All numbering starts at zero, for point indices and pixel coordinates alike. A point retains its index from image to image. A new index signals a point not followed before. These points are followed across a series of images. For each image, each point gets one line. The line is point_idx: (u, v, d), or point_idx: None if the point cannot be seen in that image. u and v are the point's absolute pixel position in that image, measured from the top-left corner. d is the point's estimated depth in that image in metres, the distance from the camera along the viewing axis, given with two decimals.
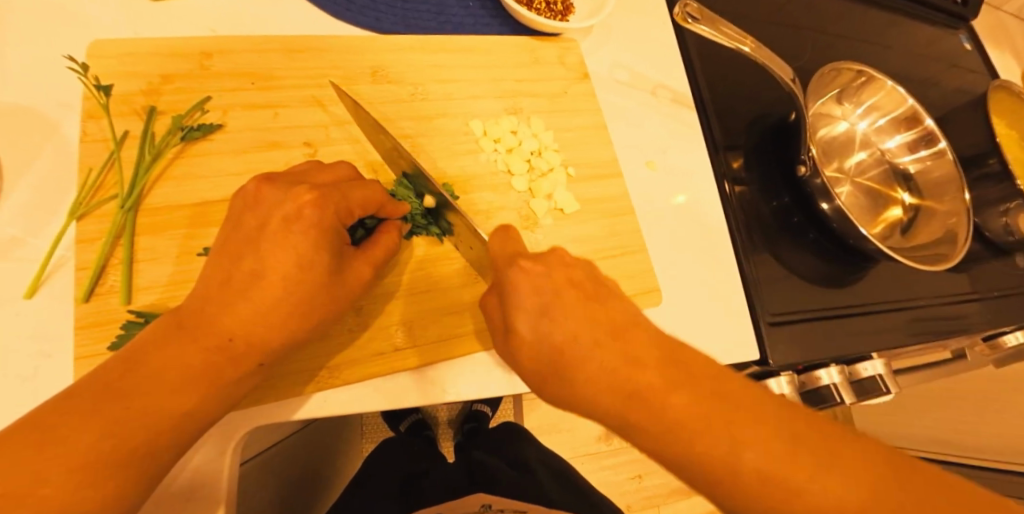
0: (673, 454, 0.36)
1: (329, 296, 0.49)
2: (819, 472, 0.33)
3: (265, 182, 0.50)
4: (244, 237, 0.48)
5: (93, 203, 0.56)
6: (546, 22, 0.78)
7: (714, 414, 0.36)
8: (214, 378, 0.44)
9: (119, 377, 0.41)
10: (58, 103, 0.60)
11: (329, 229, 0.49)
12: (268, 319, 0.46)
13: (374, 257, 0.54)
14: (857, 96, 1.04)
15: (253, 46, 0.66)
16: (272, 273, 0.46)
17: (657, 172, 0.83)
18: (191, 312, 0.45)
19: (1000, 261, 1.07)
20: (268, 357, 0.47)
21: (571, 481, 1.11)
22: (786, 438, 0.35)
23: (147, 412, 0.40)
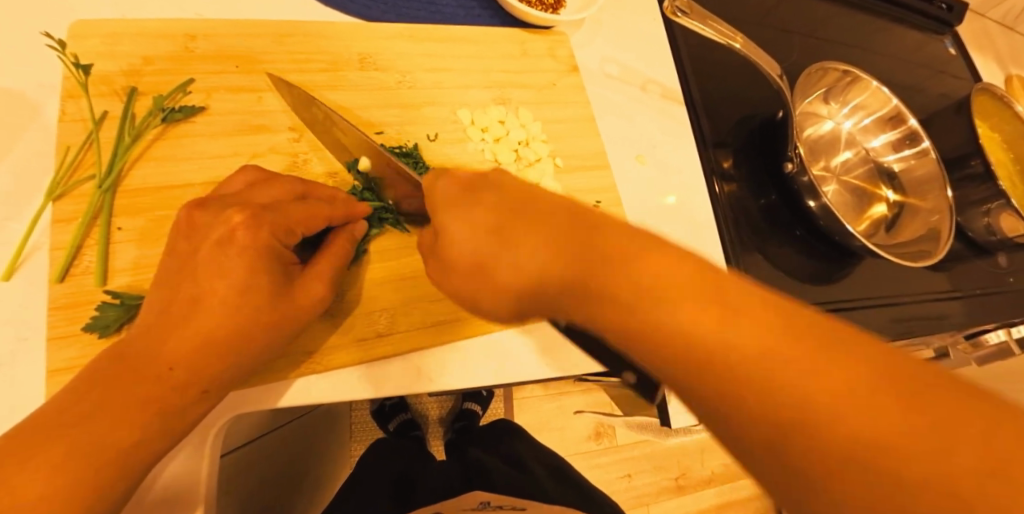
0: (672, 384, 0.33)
1: (272, 316, 0.48)
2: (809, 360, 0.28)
3: (197, 208, 0.50)
4: (179, 264, 0.47)
5: (71, 183, 0.55)
6: (536, 14, 0.78)
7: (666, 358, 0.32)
8: (157, 407, 0.44)
9: (63, 411, 0.41)
10: (37, 84, 0.59)
11: (265, 250, 0.48)
12: (209, 345, 0.45)
13: (323, 271, 0.53)
14: (843, 96, 1.05)
15: (239, 30, 0.66)
16: (208, 298, 0.46)
17: (646, 166, 0.83)
18: (132, 344, 0.45)
19: (981, 260, 1.09)
20: (215, 384, 0.47)
21: (568, 476, 1.11)
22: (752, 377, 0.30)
23: (92, 446, 0.41)
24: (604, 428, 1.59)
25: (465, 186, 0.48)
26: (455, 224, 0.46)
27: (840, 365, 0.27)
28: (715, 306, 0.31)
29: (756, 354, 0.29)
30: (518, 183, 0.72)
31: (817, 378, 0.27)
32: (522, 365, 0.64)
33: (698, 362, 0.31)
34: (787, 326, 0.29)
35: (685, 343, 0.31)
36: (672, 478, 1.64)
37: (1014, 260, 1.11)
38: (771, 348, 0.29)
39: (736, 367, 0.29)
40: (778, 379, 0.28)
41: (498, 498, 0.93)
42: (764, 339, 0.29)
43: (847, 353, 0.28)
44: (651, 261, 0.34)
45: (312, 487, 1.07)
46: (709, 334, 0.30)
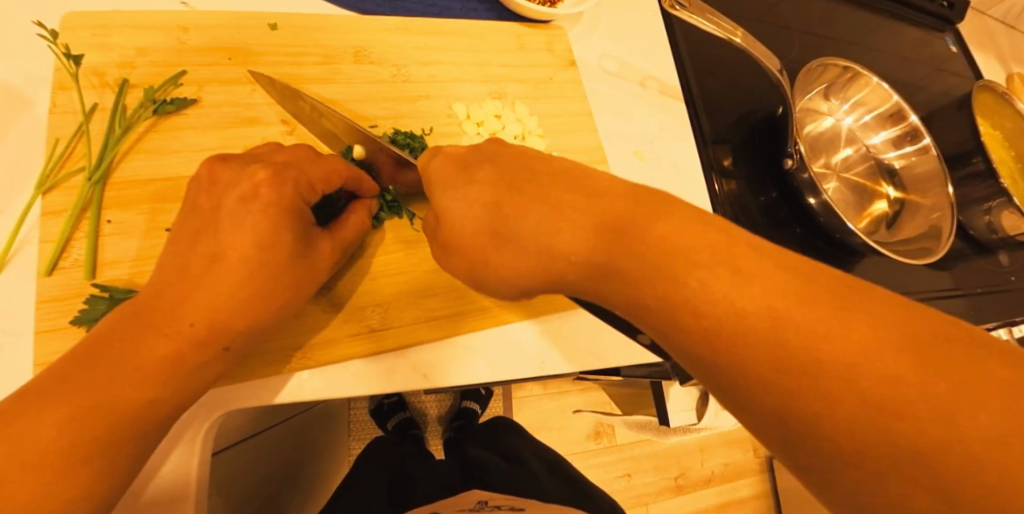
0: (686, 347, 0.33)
1: (293, 275, 0.48)
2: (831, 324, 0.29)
3: (219, 164, 0.49)
4: (199, 219, 0.46)
5: (61, 175, 0.55)
6: (533, 8, 0.77)
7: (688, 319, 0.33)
8: (176, 364, 0.43)
9: (79, 366, 0.40)
10: (27, 76, 0.59)
11: (289, 208, 0.47)
12: (230, 302, 0.45)
13: (343, 237, 0.54)
14: (843, 92, 1.04)
15: (232, 22, 0.65)
16: (232, 254, 0.45)
17: (644, 162, 0.83)
18: (149, 298, 0.44)
19: (984, 258, 1.08)
20: (234, 341, 0.46)
21: (566, 472, 1.10)
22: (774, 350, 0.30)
23: (107, 403, 0.40)
24: (603, 428, 1.59)
25: (460, 163, 0.47)
26: (453, 203, 0.45)
27: (855, 325, 0.28)
28: (733, 274, 0.32)
29: (772, 318, 0.30)
30: None
31: (836, 339, 0.28)
32: (515, 362, 0.63)
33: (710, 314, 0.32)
34: (801, 291, 0.30)
35: (706, 306, 0.32)
36: (672, 478, 1.63)
37: (1016, 258, 1.10)
38: (789, 311, 0.30)
39: (751, 340, 0.30)
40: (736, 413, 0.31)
41: (496, 498, 0.92)
42: (780, 302, 0.30)
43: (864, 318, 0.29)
44: (663, 227, 0.36)
45: (309, 484, 1.07)
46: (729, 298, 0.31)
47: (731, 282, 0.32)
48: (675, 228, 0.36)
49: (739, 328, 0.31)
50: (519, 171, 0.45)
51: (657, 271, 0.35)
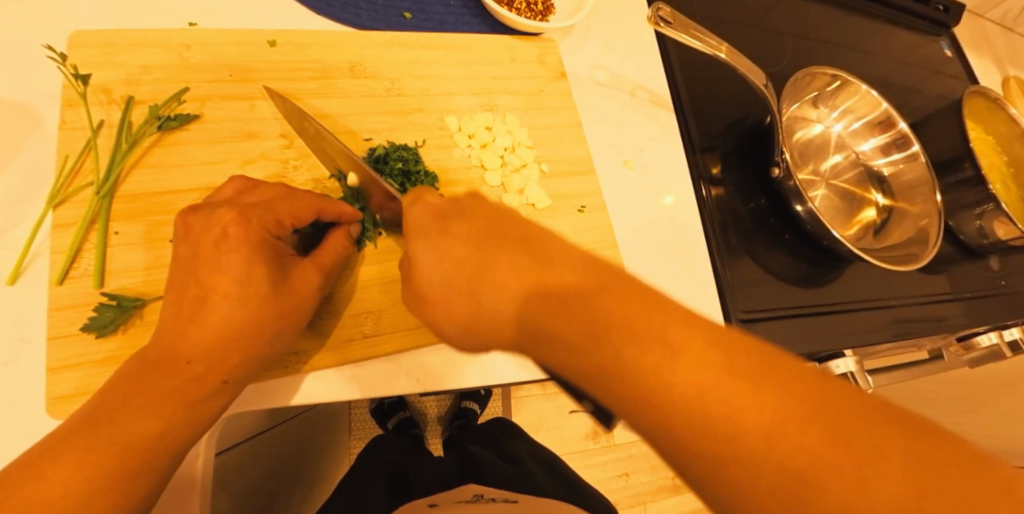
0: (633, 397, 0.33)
1: (280, 305, 0.51)
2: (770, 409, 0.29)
3: (190, 213, 0.51)
4: (183, 266, 0.49)
5: (70, 189, 0.57)
6: (524, 22, 0.80)
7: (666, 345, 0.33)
8: (181, 399, 0.46)
9: (94, 413, 0.43)
10: (38, 94, 0.61)
11: (260, 244, 0.50)
12: (221, 339, 0.48)
13: (322, 263, 0.56)
14: (833, 100, 1.06)
15: (232, 40, 0.68)
16: (215, 293, 0.48)
17: (634, 171, 0.85)
18: (152, 344, 0.47)
19: (973, 263, 1.09)
20: (234, 374, 0.49)
21: (561, 471, 1.12)
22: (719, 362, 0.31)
23: (128, 439, 0.43)
24: (602, 428, 1.61)
25: (435, 215, 0.51)
26: (423, 248, 0.49)
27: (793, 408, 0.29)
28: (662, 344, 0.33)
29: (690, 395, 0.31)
30: (502, 188, 0.73)
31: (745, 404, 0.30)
32: (504, 370, 0.66)
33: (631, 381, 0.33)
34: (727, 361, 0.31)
35: (654, 381, 0.32)
36: (670, 477, 1.66)
37: (1007, 262, 1.11)
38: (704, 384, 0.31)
39: (691, 409, 0.31)
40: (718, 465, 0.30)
41: (491, 491, 0.98)
42: (703, 379, 0.31)
43: (780, 384, 0.30)
44: (616, 317, 0.35)
45: (312, 483, 1.10)
46: (654, 372, 0.32)
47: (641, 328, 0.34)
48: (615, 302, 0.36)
49: (689, 413, 0.31)
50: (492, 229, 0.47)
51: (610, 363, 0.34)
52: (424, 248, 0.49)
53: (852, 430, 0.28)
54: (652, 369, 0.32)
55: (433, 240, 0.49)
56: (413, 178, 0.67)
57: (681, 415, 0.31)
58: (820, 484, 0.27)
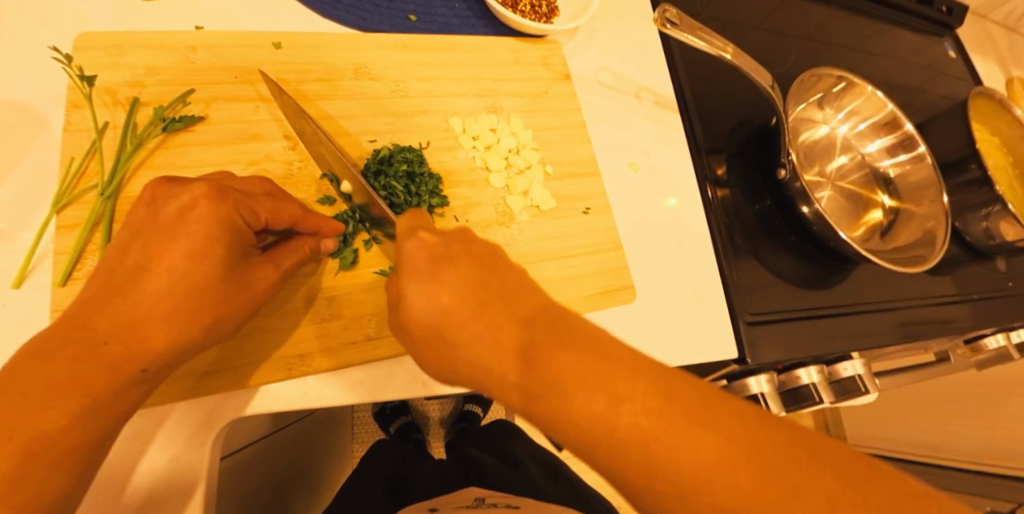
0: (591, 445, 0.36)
1: (226, 292, 0.49)
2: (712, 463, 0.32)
3: (162, 184, 0.51)
4: (138, 226, 0.49)
5: (76, 191, 0.57)
6: (529, 23, 0.79)
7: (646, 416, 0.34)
8: (97, 383, 0.44)
9: (20, 381, 0.42)
10: (43, 97, 0.61)
11: (227, 224, 0.49)
12: (158, 317, 0.46)
13: (282, 265, 0.55)
14: (838, 101, 1.06)
15: (236, 41, 0.68)
16: (163, 262, 0.47)
17: (639, 173, 0.85)
18: (82, 313, 0.46)
19: (980, 265, 1.08)
20: (152, 362, 0.47)
21: (562, 474, 1.12)
22: (660, 404, 0.35)
23: (34, 418, 0.41)
24: None
25: (424, 223, 0.52)
26: (411, 242, 0.50)
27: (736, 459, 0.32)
28: (612, 394, 0.36)
29: (637, 436, 0.34)
30: (507, 190, 0.73)
31: (688, 447, 0.33)
32: None
33: (582, 430, 0.36)
34: (666, 409, 0.34)
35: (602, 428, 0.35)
36: None
37: (1014, 264, 1.10)
38: (656, 430, 0.34)
39: (603, 439, 0.35)
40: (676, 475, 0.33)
41: (495, 495, 0.94)
42: (649, 421, 0.34)
43: (712, 425, 0.34)
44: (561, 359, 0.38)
45: (315, 488, 1.09)
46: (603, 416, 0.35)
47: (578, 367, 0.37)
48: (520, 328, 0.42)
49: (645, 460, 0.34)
50: (456, 257, 0.48)
51: (568, 405, 0.37)
52: (411, 243, 0.49)
53: (758, 456, 0.32)
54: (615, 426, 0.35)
55: (422, 237, 0.50)
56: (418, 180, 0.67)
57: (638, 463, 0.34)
58: (757, 513, 0.31)
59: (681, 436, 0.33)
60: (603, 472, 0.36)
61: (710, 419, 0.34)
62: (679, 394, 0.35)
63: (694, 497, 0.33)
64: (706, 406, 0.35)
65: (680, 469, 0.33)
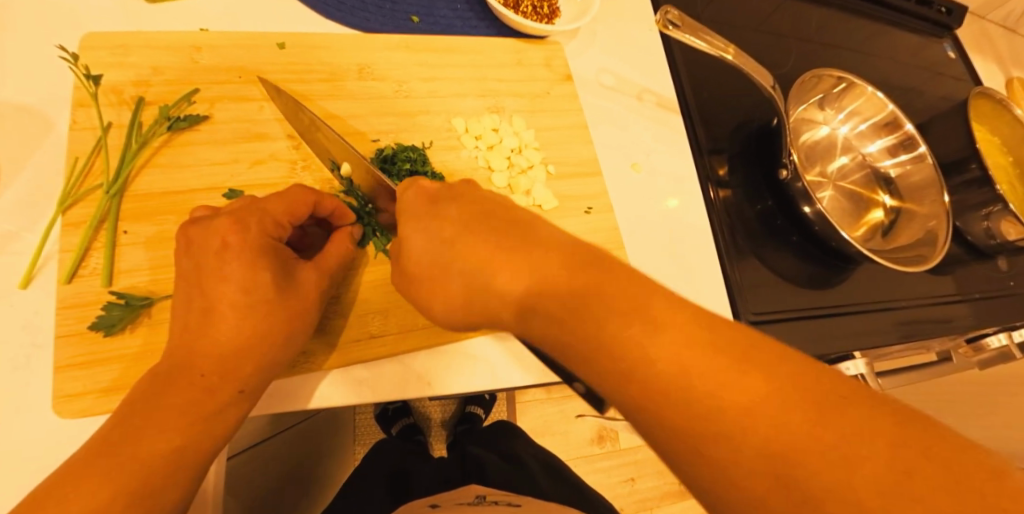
0: (604, 367, 0.34)
1: (289, 308, 0.50)
2: (745, 388, 0.29)
3: (188, 225, 0.50)
4: (186, 273, 0.49)
5: (82, 191, 0.58)
6: (531, 24, 0.80)
7: (675, 338, 0.32)
8: (198, 415, 0.45)
9: (127, 430, 0.43)
10: (50, 97, 0.62)
11: (262, 249, 0.49)
12: (230, 349, 0.47)
13: (325, 264, 0.56)
14: (839, 102, 1.06)
15: (242, 42, 0.68)
16: (220, 302, 0.47)
17: (642, 174, 0.85)
18: (164, 363, 0.46)
19: (981, 264, 1.08)
20: (248, 381, 0.48)
21: (564, 474, 1.11)
22: (699, 328, 0.32)
23: (155, 457, 0.42)
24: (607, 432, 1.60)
25: (429, 199, 0.51)
26: (414, 235, 0.49)
27: (771, 386, 0.28)
28: (641, 320, 0.33)
29: (676, 370, 0.31)
30: (509, 190, 0.73)
31: (723, 379, 0.29)
32: (506, 371, 0.65)
33: (611, 352, 0.33)
34: (707, 338, 0.31)
35: (624, 348, 0.33)
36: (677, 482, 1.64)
37: (1014, 263, 1.10)
38: (695, 362, 0.30)
39: (635, 368, 0.32)
40: (705, 390, 0.29)
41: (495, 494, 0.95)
42: (685, 354, 0.31)
43: (757, 361, 0.30)
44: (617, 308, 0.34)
45: (319, 489, 1.10)
46: (637, 344, 0.32)
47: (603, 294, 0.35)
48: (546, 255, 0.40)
49: (673, 386, 0.30)
50: (480, 215, 0.47)
51: (585, 318, 0.35)
52: (413, 232, 0.49)
53: (804, 394, 0.28)
54: (635, 350, 0.32)
55: (421, 226, 0.48)
56: (421, 179, 0.67)
57: (666, 388, 0.31)
58: (793, 453, 0.26)
59: (712, 362, 0.30)
60: (620, 395, 0.33)
61: (764, 360, 0.30)
62: (726, 329, 0.32)
63: (732, 440, 0.28)
64: (765, 351, 0.30)
65: (720, 406, 0.29)
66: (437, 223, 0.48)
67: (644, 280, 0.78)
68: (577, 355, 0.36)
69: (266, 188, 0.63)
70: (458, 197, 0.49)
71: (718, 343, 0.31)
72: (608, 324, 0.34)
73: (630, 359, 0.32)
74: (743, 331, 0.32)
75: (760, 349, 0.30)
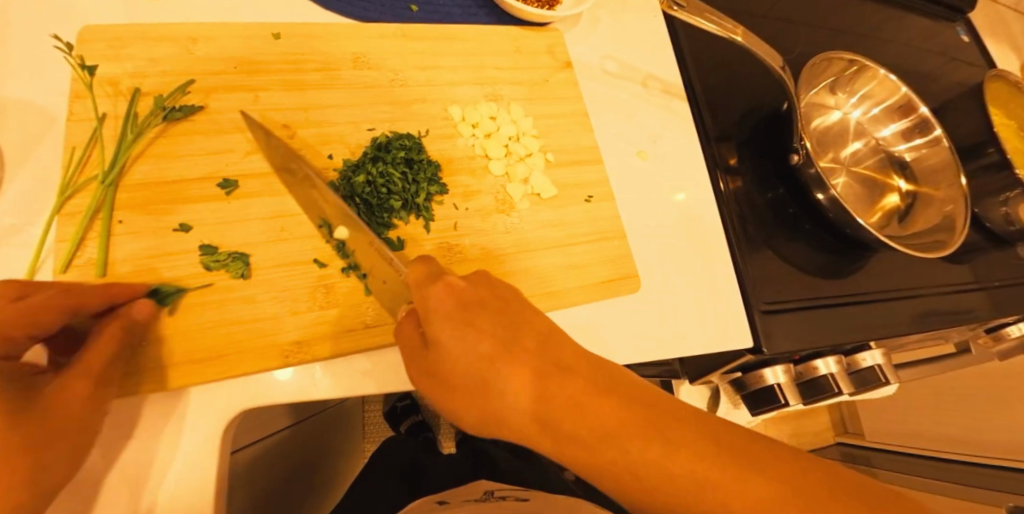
0: (600, 473, 0.42)
1: None
2: (740, 492, 0.39)
3: None
4: None
5: (79, 181, 0.58)
6: (530, 10, 0.79)
7: (667, 448, 0.41)
8: None
9: None
10: (49, 91, 0.62)
11: None
12: None
13: None
14: (850, 85, 1.03)
15: (237, 32, 0.68)
16: None
17: (647, 161, 0.83)
18: None
19: (1002, 251, 1.04)
20: None
21: (574, 469, 1.10)
22: (713, 459, 0.41)
23: None
24: None
25: (459, 301, 0.47)
26: (455, 347, 0.45)
27: (751, 482, 0.40)
28: (660, 444, 0.41)
29: (698, 487, 0.40)
30: (506, 178, 0.72)
31: (739, 496, 0.39)
32: None
33: (621, 469, 0.41)
34: (716, 456, 0.41)
35: (649, 477, 0.41)
36: None
37: None
38: (711, 479, 0.40)
39: (660, 487, 0.41)
40: (727, 501, 0.39)
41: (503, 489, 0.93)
42: (697, 471, 0.40)
43: (762, 472, 0.40)
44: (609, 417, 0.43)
45: (326, 485, 1.10)
46: (660, 473, 0.41)
47: (594, 411, 0.43)
48: (523, 390, 0.44)
49: (685, 502, 0.40)
50: (480, 307, 0.47)
51: (590, 437, 0.42)
52: (453, 345, 0.45)
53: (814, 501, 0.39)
54: (659, 478, 0.41)
55: (462, 340, 0.45)
56: (416, 165, 0.67)
57: (683, 508, 0.40)
58: None
59: (727, 483, 0.40)
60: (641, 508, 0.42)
61: (762, 469, 0.41)
62: (727, 440, 0.42)
63: None
64: (749, 449, 0.42)
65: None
66: (480, 339, 0.45)
67: (648, 269, 0.76)
68: (596, 471, 0.42)
69: (261, 177, 0.63)
70: (487, 305, 0.48)
71: (738, 458, 0.41)
72: (629, 457, 0.41)
73: (669, 495, 0.40)
74: (730, 432, 0.43)
75: (748, 453, 0.42)
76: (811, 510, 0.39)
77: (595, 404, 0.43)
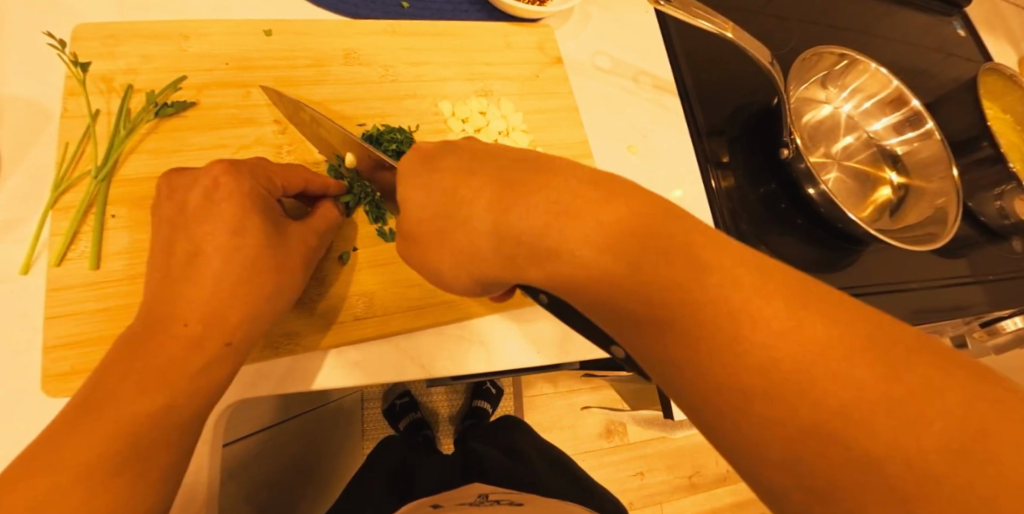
0: (606, 313, 0.35)
1: None
2: (775, 327, 0.29)
3: None
4: None
5: (73, 176, 0.59)
6: (520, 6, 0.79)
7: (697, 284, 0.32)
8: None
9: None
10: (43, 88, 0.63)
11: None
12: None
13: None
14: (842, 80, 1.03)
15: (229, 29, 0.69)
16: None
17: (637, 156, 0.84)
18: None
19: (995, 245, 1.04)
20: None
21: (569, 469, 1.10)
22: (755, 294, 0.30)
23: None
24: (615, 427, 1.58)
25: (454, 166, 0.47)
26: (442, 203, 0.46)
27: (801, 321, 0.28)
28: (679, 276, 0.33)
29: (722, 325, 0.30)
30: None
31: (769, 329, 0.29)
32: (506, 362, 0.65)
33: (619, 308, 0.35)
34: (756, 292, 0.30)
35: (664, 313, 0.32)
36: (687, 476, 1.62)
37: None
38: (744, 313, 0.29)
39: (674, 320, 0.32)
40: (753, 336, 0.29)
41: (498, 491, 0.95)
42: (712, 304, 0.31)
43: (816, 316, 0.28)
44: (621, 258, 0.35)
45: (325, 480, 1.10)
46: (671, 303, 0.32)
47: (601, 239, 0.37)
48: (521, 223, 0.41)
49: (700, 343, 0.30)
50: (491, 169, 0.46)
51: (590, 275, 0.36)
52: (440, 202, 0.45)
53: (885, 365, 0.26)
54: (667, 309, 0.32)
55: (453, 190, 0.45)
56: None
57: (699, 349, 0.30)
58: (841, 428, 0.25)
59: (763, 314, 0.29)
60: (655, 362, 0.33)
61: (817, 309, 0.29)
62: (777, 284, 0.31)
63: (781, 403, 0.27)
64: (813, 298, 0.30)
65: (773, 360, 0.28)
66: (470, 187, 0.45)
67: None
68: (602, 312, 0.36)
69: None
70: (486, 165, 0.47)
71: (796, 305, 0.29)
72: (645, 287, 0.33)
73: (680, 329, 0.32)
74: (793, 279, 0.31)
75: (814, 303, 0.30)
76: (884, 370, 0.26)
77: (598, 233, 0.37)
